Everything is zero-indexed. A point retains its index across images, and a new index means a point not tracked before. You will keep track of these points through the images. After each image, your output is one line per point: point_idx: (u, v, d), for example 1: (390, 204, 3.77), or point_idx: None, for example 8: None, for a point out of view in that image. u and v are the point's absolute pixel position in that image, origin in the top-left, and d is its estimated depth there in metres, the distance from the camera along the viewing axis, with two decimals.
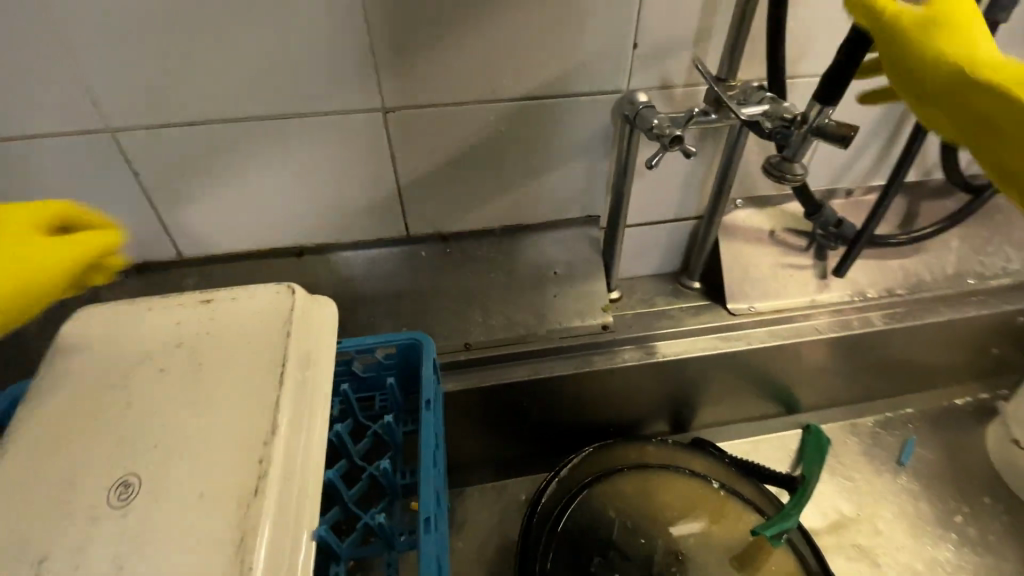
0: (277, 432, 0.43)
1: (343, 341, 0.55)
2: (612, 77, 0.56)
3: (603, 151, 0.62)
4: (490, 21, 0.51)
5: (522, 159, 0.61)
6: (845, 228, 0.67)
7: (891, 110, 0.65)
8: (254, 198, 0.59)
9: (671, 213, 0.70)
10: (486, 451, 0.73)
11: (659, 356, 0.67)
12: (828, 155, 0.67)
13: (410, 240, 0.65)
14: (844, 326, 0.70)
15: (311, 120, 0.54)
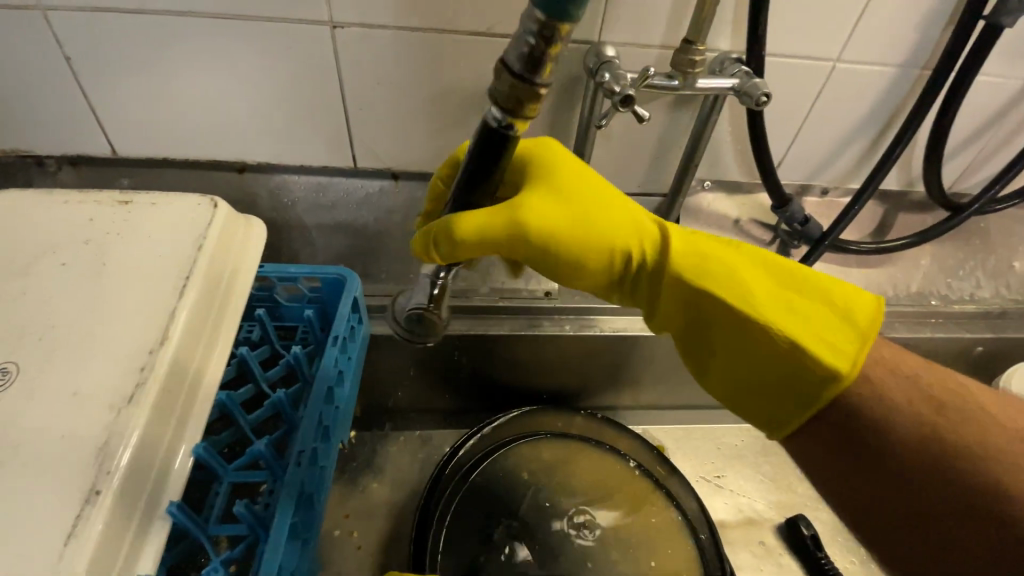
0: (166, 343, 0.41)
1: (264, 267, 0.53)
2: (583, 27, 0.52)
3: (568, 108, 0.58)
4: None
5: (481, 102, 0.57)
6: (812, 228, 0.63)
7: (883, 108, 0.60)
8: (195, 101, 0.56)
9: (636, 186, 0.66)
10: (415, 399, 0.72)
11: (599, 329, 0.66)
12: (809, 150, 0.63)
13: (358, 173, 0.62)
14: None
15: (257, 24, 0.51)
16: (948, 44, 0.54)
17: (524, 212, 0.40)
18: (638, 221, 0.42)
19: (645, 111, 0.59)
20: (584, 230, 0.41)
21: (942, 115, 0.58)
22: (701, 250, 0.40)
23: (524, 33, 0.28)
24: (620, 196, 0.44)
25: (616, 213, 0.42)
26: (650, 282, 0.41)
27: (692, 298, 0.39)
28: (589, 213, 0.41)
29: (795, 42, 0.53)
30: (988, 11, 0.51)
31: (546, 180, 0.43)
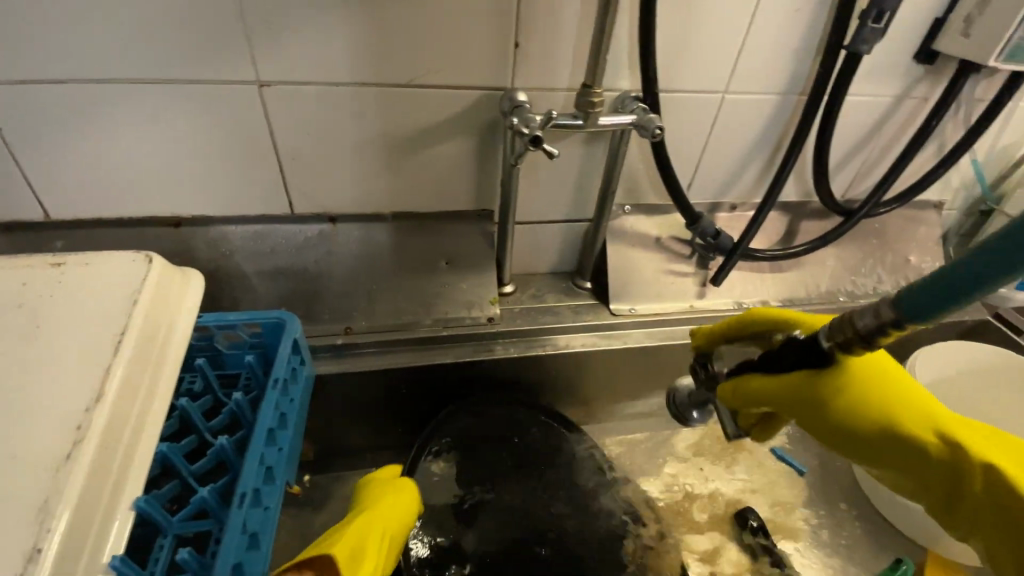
0: (101, 400, 0.42)
1: (202, 317, 0.54)
2: (496, 75, 0.57)
3: (492, 146, 0.63)
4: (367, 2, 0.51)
5: (409, 147, 0.61)
6: (723, 241, 0.70)
7: (772, 130, 0.68)
8: (126, 162, 0.57)
9: (564, 212, 0.71)
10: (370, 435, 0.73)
11: (540, 349, 0.70)
12: (713, 171, 0.70)
13: (296, 219, 0.65)
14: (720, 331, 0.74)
15: (186, 87, 0.53)
16: (815, 75, 0.62)
17: (809, 392, 0.36)
18: (947, 443, 0.34)
19: (562, 146, 0.64)
20: (888, 431, 0.35)
21: (820, 135, 0.66)
22: (1016, 457, 0.34)
23: (882, 305, 0.30)
24: (922, 390, 0.37)
25: (920, 426, 0.35)
26: (966, 504, 0.34)
27: (948, 481, 0.34)
28: (897, 416, 0.35)
29: (684, 79, 0.60)
30: (843, 44, 0.59)
31: (856, 391, 0.36)
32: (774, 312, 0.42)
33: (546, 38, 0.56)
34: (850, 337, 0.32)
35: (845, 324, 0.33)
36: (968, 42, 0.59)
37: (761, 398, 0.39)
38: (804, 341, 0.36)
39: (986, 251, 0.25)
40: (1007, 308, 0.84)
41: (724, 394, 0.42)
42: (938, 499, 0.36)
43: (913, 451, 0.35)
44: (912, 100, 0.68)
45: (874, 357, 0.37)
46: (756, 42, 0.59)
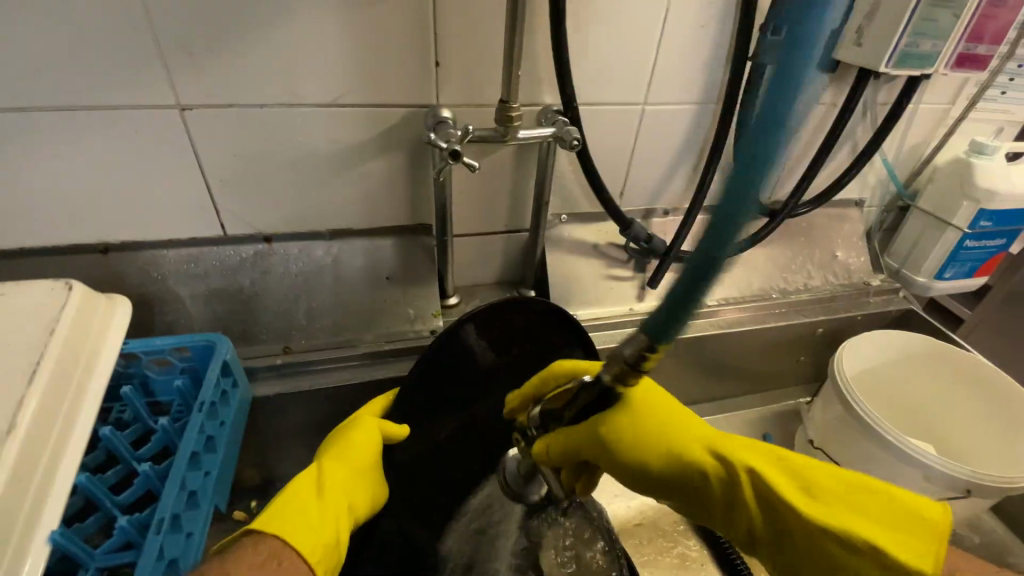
0: (12, 432, 0.40)
1: (129, 343, 0.53)
2: (421, 92, 0.59)
3: (424, 161, 0.64)
4: (286, 24, 0.52)
5: (342, 165, 0.62)
6: (657, 244, 0.73)
7: (694, 137, 0.71)
8: (45, 189, 0.56)
9: (502, 224, 0.73)
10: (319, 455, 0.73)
11: None
12: (641, 178, 0.74)
13: (229, 240, 0.64)
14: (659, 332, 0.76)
15: (103, 112, 0.53)
16: (726, 84, 0.66)
17: (596, 426, 0.42)
18: (710, 456, 0.41)
19: (494, 158, 0.66)
20: (665, 455, 0.42)
21: (737, 139, 0.70)
22: (765, 457, 0.41)
23: (635, 337, 0.30)
24: (688, 415, 0.44)
25: (687, 448, 0.42)
26: (736, 509, 0.40)
27: (719, 490, 0.40)
28: (669, 439, 0.42)
29: (603, 93, 0.64)
30: (749, 55, 0.63)
31: (639, 426, 0.42)
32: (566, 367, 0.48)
33: (466, 56, 0.58)
34: (623, 369, 0.33)
35: (616, 358, 0.33)
36: (861, 50, 0.64)
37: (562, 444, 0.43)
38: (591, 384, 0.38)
39: (726, 199, 0.21)
40: (930, 296, 0.89)
41: (540, 451, 0.45)
42: (721, 513, 0.41)
43: (684, 468, 0.41)
44: (821, 105, 0.73)
45: (642, 389, 0.45)
46: (667, 56, 0.63)
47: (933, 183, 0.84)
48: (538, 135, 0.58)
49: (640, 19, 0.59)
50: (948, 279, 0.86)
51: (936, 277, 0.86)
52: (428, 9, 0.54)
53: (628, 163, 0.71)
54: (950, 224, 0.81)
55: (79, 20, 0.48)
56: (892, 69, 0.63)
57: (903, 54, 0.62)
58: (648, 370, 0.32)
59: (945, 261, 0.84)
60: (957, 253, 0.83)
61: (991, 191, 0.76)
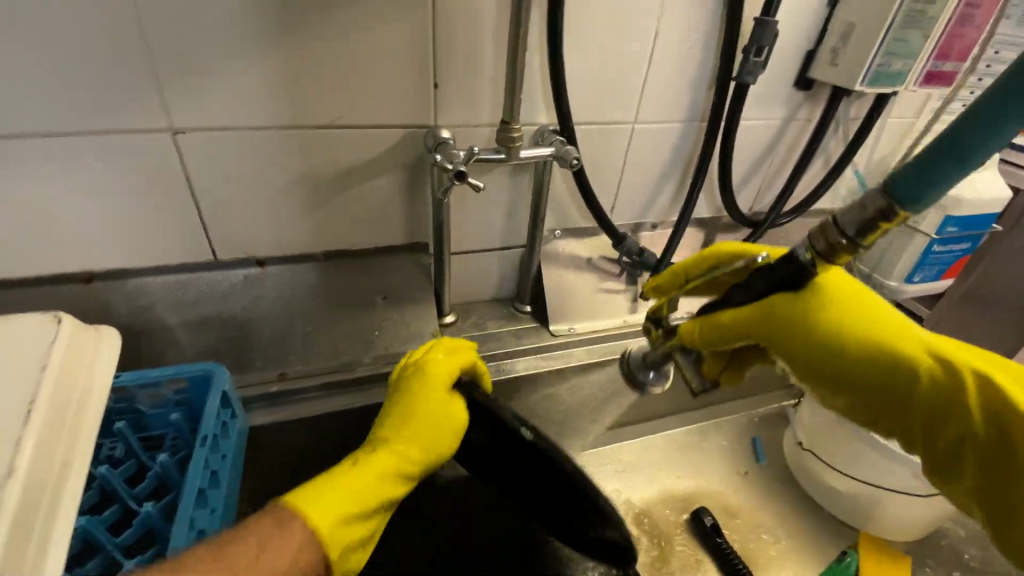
0: (9, 478, 0.38)
1: (121, 376, 0.51)
2: (419, 113, 0.59)
3: (420, 181, 0.64)
4: (284, 46, 0.52)
5: (338, 186, 0.62)
6: (648, 257, 0.75)
7: (681, 153, 0.74)
8: (27, 217, 0.53)
9: (497, 241, 0.73)
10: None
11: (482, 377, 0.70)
12: (632, 194, 0.75)
13: (220, 265, 0.63)
14: None
15: (89, 135, 0.51)
16: (711, 102, 0.69)
17: (788, 309, 0.40)
18: (928, 354, 0.38)
19: (489, 177, 0.67)
20: (875, 346, 0.39)
21: (723, 155, 0.72)
22: (978, 362, 0.39)
23: (871, 200, 0.31)
24: (897, 319, 0.41)
25: (907, 345, 0.39)
26: (954, 400, 0.37)
27: (923, 387, 0.38)
28: (881, 336, 0.39)
29: (595, 113, 0.65)
30: (733, 75, 0.65)
31: (838, 314, 0.39)
32: (723, 248, 0.48)
33: (463, 77, 0.59)
34: (836, 243, 0.33)
35: (827, 230, 0.34)
36: (835, 70, 0.67)
37: (732, 330, 0.42)
38: (777, 267, 0.39)
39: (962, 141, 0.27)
40: (901, 299, 0.94)
41: (693, 331, 0.45)
42: (955, 425, 0.38)
43: (897, 361, 0.38)
44: (798, 121, 0.77)
45: (832, 277, 0.42)
46: (656, 77, 0.65)
47: None
48: (538, 153, 0.59)
49: (631, 40, 0.62)
50: (917, 282, 0.91)
51: (906, 281, 0.91)
52: (427, 32, 0.55)
53: (619, 180, 0.73)
54: (918, 230, 0.86)
55: (70, 44, 0.46)
56: (863, 86, 0.67)
57: (877, 72, 0.66)
58: (869, 245, 0.32)
59: (915, 266, 0.89)
60: (925, 257, 0.87)
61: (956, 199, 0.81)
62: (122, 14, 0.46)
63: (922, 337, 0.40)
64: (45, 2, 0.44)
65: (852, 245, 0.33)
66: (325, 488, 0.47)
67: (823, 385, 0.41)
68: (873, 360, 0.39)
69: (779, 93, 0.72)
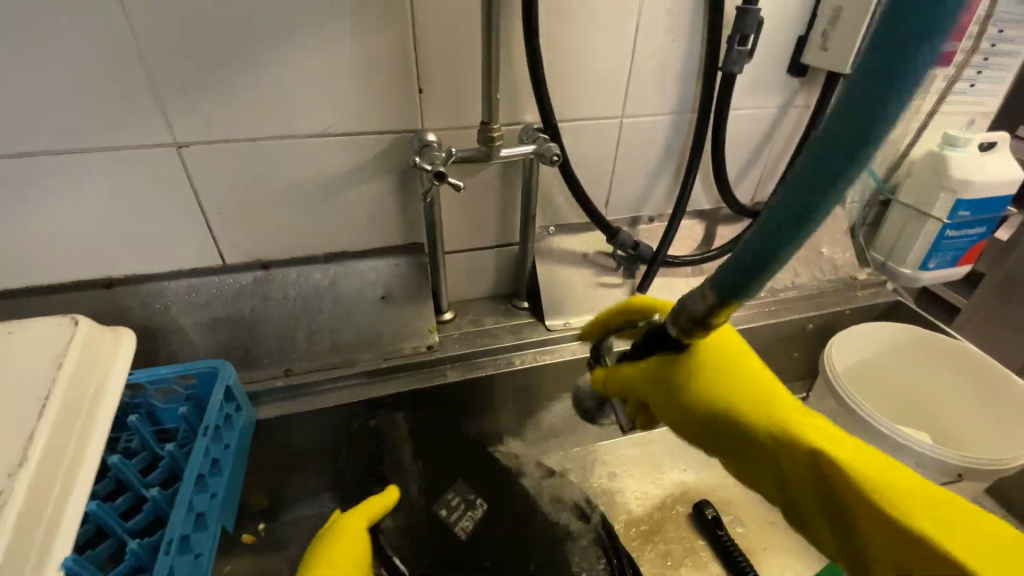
0: (25, 464, 0.42)
1: (135, 374, 0.55)
2: (406, 118, 0.62)
3: (412, 183, 0.67)
4: (275, 60, 0.55)
5: (333, 191, 0.65)
6: (644, 250, 0.75)
7: (673, 145, 0.74)
8: (54, 228, 0.58)
9: (492, 239, 0.75)
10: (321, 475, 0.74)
11: (480, 371, 0.72)
12: (626, 188, 0.76)
13: (228, 269, 0.67)
14: None
15: (101, 152, 0.55)
16: (699, 93, 0.69)
17: (674, 374, 0.40)
18: (794, 430, 0.36)
19: (480, 176, 0.68)
20: (734, 404, 0.38)
21: (714, 146, 0.72)
22: (870, 454, 0.34)
23: (705, 296, 0.32)
24: (778, 391, 0.38)
25: (780, 412, 0.37)
26: (809, 475, 0.35)
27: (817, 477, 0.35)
28: (732, 398, 0.38)
29: (580, 110, 0.66)
30: (720, 65, 0.65)
31: (719, 368, 0.39)
32: (642, 302, 0.46)
33: (448, 81, 0.61)
34: (691, 324, 0.35)
35: (683, 314, 0.35)
36: (826, 54, 0.66)
37: (626, 383, 0.44)
38: (658, 332, 0.41)
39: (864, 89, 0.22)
40: (918, 286, 0.91)
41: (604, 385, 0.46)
42: (813, 498, 0.35)
43: (767, 436, 0.36)
44: (795, 108, 0.75)
45: (726, 335, 0.41)
46: (641, 71, 0.65)
47: (910, 177, 0.86)
48: (521, 151, 0.60)
49: (612, 37, 0.62)
50: (933, 269, 0.88)
51: (921, 267, 0.88)
52: (409, 40, 0.57)
53: (611, 175, 0.74)
54: (929, 215, 0.83)
55: (77, 70, 0.50)
56: (856, 69, 0.66)
57: None
58: (716, 324, 0.33)
59: (929, 252, 0.86)
60: (939, 243, 0.85)
61: (966, 181, 0.78)
62: (123, 41, 0.50)
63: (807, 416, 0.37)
64: (56, 33, 0.48)
65: (707, 322, 0.34)
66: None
67: (709, 448, 0.40)
68: (741, 433, 0.38)
69: (771, 80, 0.71)
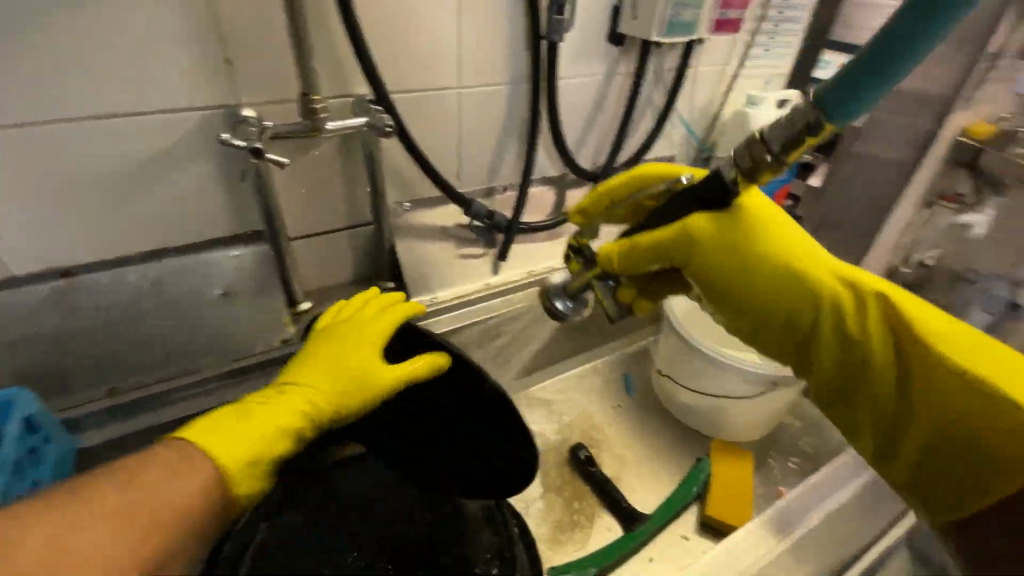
0: None
1: None
2: (217, 93, 0.56)
3: (237, 165, 0.61)
4: (33, 28, 0.47)
5: (140, 179, 0.57)
6: (499, 218, 0.77)
7: (514, 113, 0.75)
8: None
9: (342, 220, 0.72)
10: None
11: None
12: (474, 158, 0.77)
13: (12, 282, 0.56)
14: (518, 299, 0.81)
15: None
16: (529, 62, 0.71)
17: (704, 232, 0.49)
18: (837, 281, 0.47)
19: (316, 155, 0.65)
20: (784, 279, 0.48)
21: (550, 113, 0.76)
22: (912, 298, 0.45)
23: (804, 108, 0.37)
24: (814, 249, 0.49)
25: (821, 273, 0.47)
26: (835, 320, 0.46)
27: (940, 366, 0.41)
28: (748, 266, 0.48)
29: (413, 81, 0.65)
30: (543, 32, 0.68)
31: (744, 234, 0.49)
32: (649, 171, 0.57)
33: (263, 51, 0.56)
34: (757, 162, 0.42)
35: (756, 145, 0.41)
36: (636, 23, 0.72)
37: (643, 259, 0.53)
38: (703, 189, 0.49)
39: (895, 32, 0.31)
40: None
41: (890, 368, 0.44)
42: (892, 393, 0.45)
43: (797, 299, 0.47)
44: (620, 76, 0.82)
45: (754, 198, 0.51)
46: (469, 41, 0.66)
47: (723, 135, 0.98)
48: (352, 124, 0.58)
49: (435, 4, 0.62)
50: None
51: None
52: (204, 4, 0.52)
53: (457, 148, 0.74)
54: None
55: None
56: (662, 36, 0.73)
57: (670, 22, 0.72)
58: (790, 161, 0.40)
59: None
60: None
61: None
62: None
63: (831, 273, 0.47)
64: None
65: (779, 161, 0.40)
66: (228, 421, 0.51)
67: (741, 322, 0.51)
68: (760, 309, 0.49)
69: (594, 49, 0.76)
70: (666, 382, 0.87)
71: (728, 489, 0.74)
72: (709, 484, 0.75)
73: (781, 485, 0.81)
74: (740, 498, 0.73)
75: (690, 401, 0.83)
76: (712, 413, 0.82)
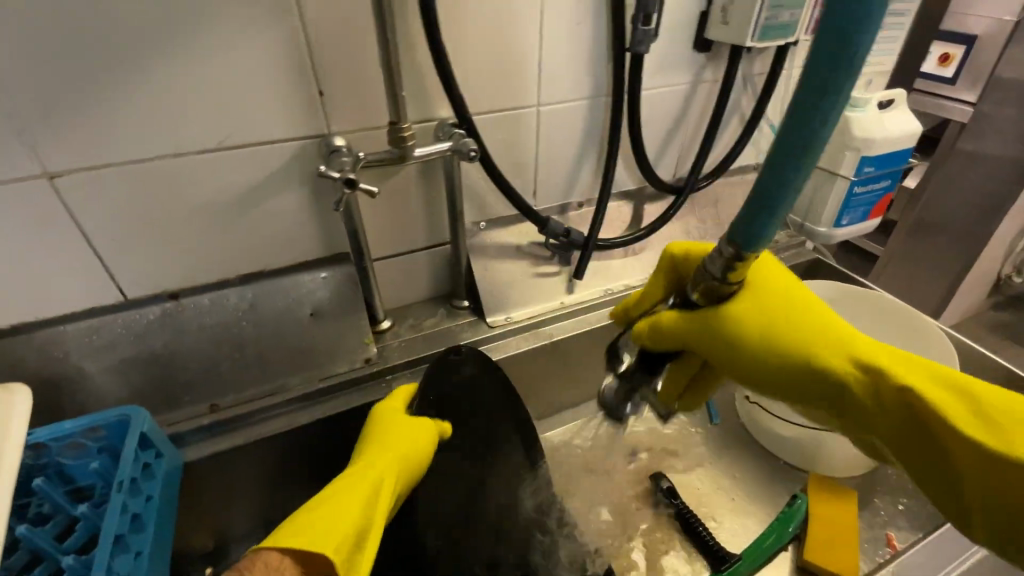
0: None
1: (35, 434, 0.51)
2: (310, 124, 0.57)
3: (327, 189, 0.63)
4: (143, 71, 0.49)
5: (240, 211, 0.60)
6: (576, 236, 0.75)
7: (594, 127, 0.74)
8: None
9: (423, 240, 0.74)
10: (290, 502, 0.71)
11: None
12: (552, 175, 0.75)
13: (132, 304, 0.61)
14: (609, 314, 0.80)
15: (8, 199, 0.51)
16: (612, 73, 0.68)
17: (712, 316, 0.46)
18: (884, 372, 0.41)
19: (400, 179, 0.67)
20: (778, 346, 0.44)
21: (631, 126, 0.72)
22: (909, 366, 0.42)
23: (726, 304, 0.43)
24: (794, 316, 0.45)
25: (828, 346, 0.43)
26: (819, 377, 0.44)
27: (888, 410, 0.41)
28: (758, 313, 0.45)
29: (495, 96, 0.65)
30: (628, 46, 0.65)
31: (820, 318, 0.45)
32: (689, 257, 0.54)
33: (354, 83, 0.57)
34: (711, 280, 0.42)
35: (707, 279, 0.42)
36: (727, 28, 0.68)
37: (672, 337, 0.48)
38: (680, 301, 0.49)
39: None
40: (833, 244, 0.96)
41: (641, 334, 0.50)
42: (909, 434, 0.41)
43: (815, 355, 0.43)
44: (705, 83, 0.77)
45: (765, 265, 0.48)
46: (550, 54, 0.64)
47: None
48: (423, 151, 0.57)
49: (516, 24, 0.61)
50: (845, 225, 0.94)
51: (835, 225, 0.93)
52: (303, 43, 0.53)
53: (547, 183, 0.76)
54: (838, 174, 0.89)
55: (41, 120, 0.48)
56: (755, 41, 0.68)
57: (765, 25, 0.67)
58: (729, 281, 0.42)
59: (840, 209, 0.92)
60: (849, 199, 0.90)
61: (867, 141, 0.84)
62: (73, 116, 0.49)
63: (915, 374, 0.41)
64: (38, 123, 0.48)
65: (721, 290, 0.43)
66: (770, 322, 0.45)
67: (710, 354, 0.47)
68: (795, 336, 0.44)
69: (677, 53, 0.72)
70: (752, 407, 0.81)
71: (833, 533, 0.67)
72: (806, 524, 0.69)
73: (891, 530, 0.71)
74: (847, 543, 0.66)
75: (786, 430, 0.76)
76: (812, 444, 0.75)
